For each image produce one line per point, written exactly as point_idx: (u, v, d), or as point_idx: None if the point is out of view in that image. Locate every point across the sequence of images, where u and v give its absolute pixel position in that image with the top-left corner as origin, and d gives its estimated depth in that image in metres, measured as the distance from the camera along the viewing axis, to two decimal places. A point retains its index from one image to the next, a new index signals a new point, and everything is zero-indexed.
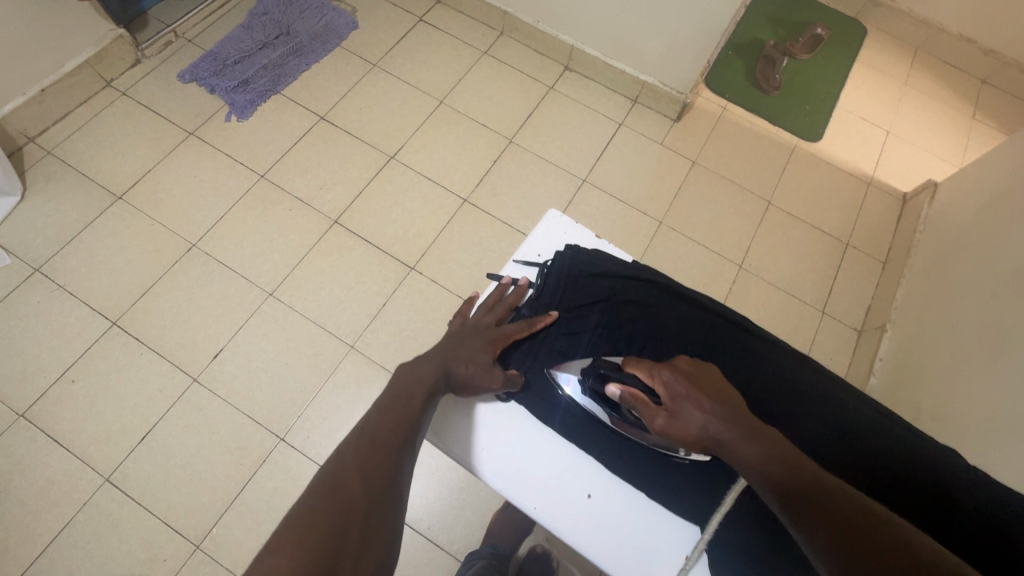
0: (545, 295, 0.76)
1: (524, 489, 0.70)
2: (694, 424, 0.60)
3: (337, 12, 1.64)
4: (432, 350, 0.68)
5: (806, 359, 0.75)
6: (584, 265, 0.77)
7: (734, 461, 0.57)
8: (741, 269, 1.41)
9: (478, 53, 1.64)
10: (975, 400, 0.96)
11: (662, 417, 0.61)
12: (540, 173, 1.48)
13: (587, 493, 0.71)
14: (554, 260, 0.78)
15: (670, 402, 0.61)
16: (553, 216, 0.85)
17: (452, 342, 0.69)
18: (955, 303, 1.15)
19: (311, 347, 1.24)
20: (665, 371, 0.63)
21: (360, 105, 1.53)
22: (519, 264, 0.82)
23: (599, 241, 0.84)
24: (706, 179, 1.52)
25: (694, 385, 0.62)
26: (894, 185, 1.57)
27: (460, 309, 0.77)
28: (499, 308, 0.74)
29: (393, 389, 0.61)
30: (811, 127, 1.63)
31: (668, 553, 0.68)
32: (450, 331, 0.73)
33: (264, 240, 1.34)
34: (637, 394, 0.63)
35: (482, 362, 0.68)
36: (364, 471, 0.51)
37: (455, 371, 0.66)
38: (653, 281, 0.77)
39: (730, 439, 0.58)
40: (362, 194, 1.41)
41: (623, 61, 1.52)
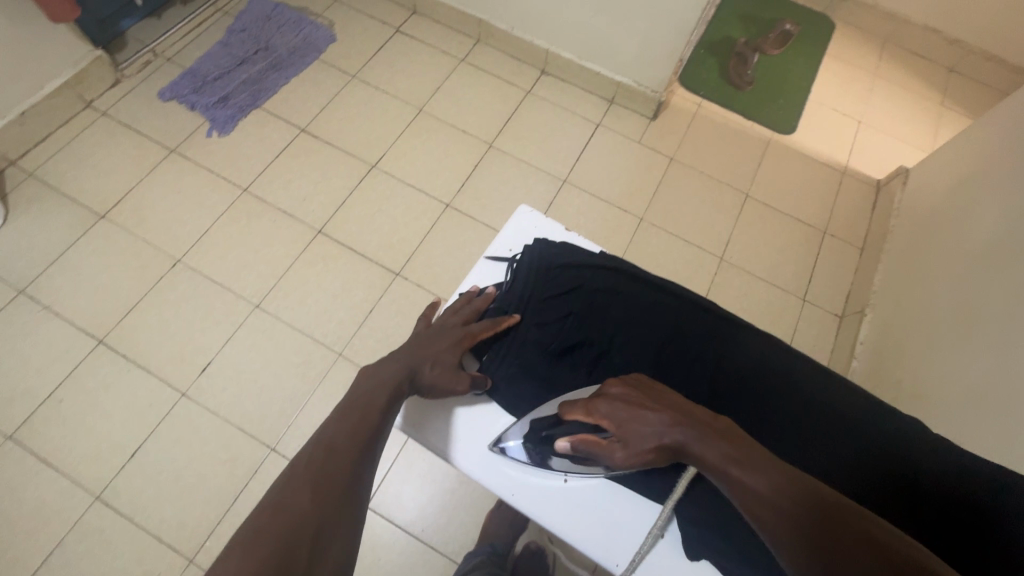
0: (513, 289, 0.78)
1: (499, 475, 0.71)
2: (648, 441, 0.61)
3: (315, 26, 1.67)
4: (397, 356, 0.70)
5: (776, 338, 0.77)
6: (552, 257, 0.79)
7: (697, 463, 0.59)
8: (722, 262, 1.44)
9: (456, 60, 1.67)
10: (952, 377, 0.98)
11: (615, 452, 0.62)
12: (521, 176, 1.50)
13: (564, 476, 0.72)
14: (524, 255, 0.80)
15: (616, 432, 0.63)
16: (523, 211, 0.86)
17: (417, 346, 0.71)
18: (930, 283, 1.18)
19: (300, 357, 1.24)
20: (600, 403, 0.64)
21: (341, 116, 1.55)
22: (490, 260, 0.83)
23: (569, 233, 0.86)
24: (684, 174, 1.55)
25: (631, 405, 0.63)
26: (868, 173, 1.61)
27: (426, 313, 0.79)
28: (465, 312, 0.76)
29: (353, 392, 0.64)
30: (784, 120, 1.67)
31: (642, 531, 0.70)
32: (418, 334, 0.75)
33: (250, 252, 1.35)
34: (585, 439, 0.64)
35: (445, 364, 0.70)
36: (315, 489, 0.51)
37: (421, 373, 0.68)
38: (621, 271, 0.79)
39: (685, 442, 0.60)
40: (345, 203, 1.43)
41: (598, 63, 1.55)
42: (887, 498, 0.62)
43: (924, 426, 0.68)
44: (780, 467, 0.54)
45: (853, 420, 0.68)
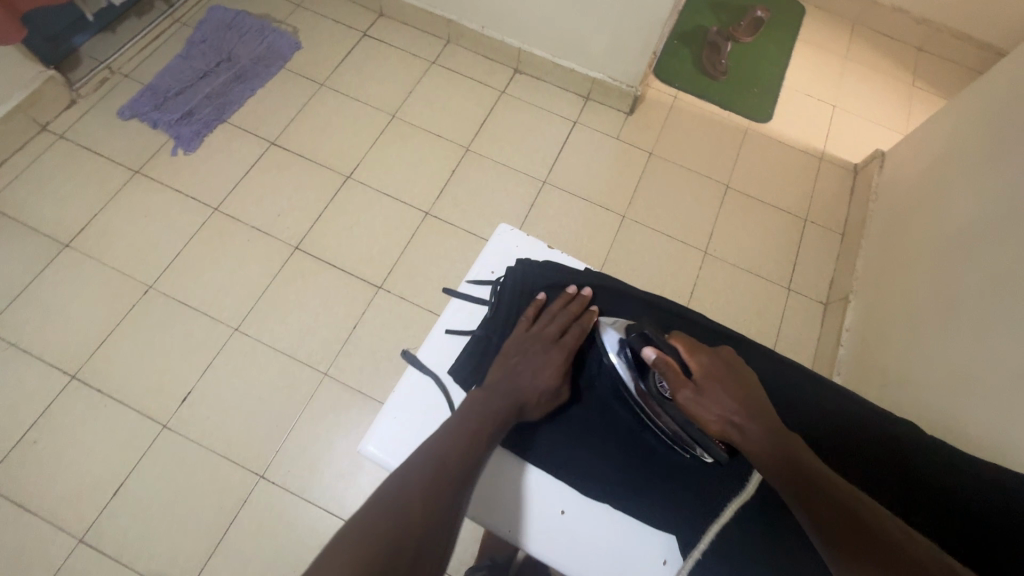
0: (500, 313, 0.74)
1: (494, 515, 0.66)
2: (720, 406, 0.61)
3: (278, 33, 1.61)
4: (501, 383, 0.65)
5: (768, 350, 0.75)
6: (535, 278, 0.76)
7: (751, 446, 0.59)
8: (706, 255, 1.43)
9: (427, 63, 1.63)
10: (936, 362, 0.99)
11: (689, 391, 0.62)
12: (500, 179, 1.48)
13: (560, 509, 0.68)
14: (506, 279, 0.76)
15: (701, 378, 0.62)
16: (503, 230, 0.83)
17: (525, 372, 0.66)
18: (910, 267, 1.19)
19: (284, 379, 1.21)
20: (705, 354, 0.64)
21: (311, 127, 1.51)
22: (471, 284, 0.79)
23: (552, 251, 0.82)
24: (664, 169, 1.53)
25: (730, 373, 0.63)
26: (845, 157, 1.61)
27: (529, 311, 0.73)
28: (574, 329, 0.70)
29: (458, 424, 0.60)
30: (760, 108, 1.66)
31: (648, 562, 0.66)
32: (521, 339, 0.70)
33: (225, 274, 1.30)
34: (671, 363, 0.63)
35: (550, 395, 0.67)
36: (405, 504, 0.52)
37: (530, 408, 0.65)
38: (608, 291, 0.77)
39: (754, 424, 0.59)
40: (321, 217, 1.39)
41: (571, 59, 1.53)
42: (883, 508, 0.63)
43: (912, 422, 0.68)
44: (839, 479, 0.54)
45: (843, 423, 0.69)
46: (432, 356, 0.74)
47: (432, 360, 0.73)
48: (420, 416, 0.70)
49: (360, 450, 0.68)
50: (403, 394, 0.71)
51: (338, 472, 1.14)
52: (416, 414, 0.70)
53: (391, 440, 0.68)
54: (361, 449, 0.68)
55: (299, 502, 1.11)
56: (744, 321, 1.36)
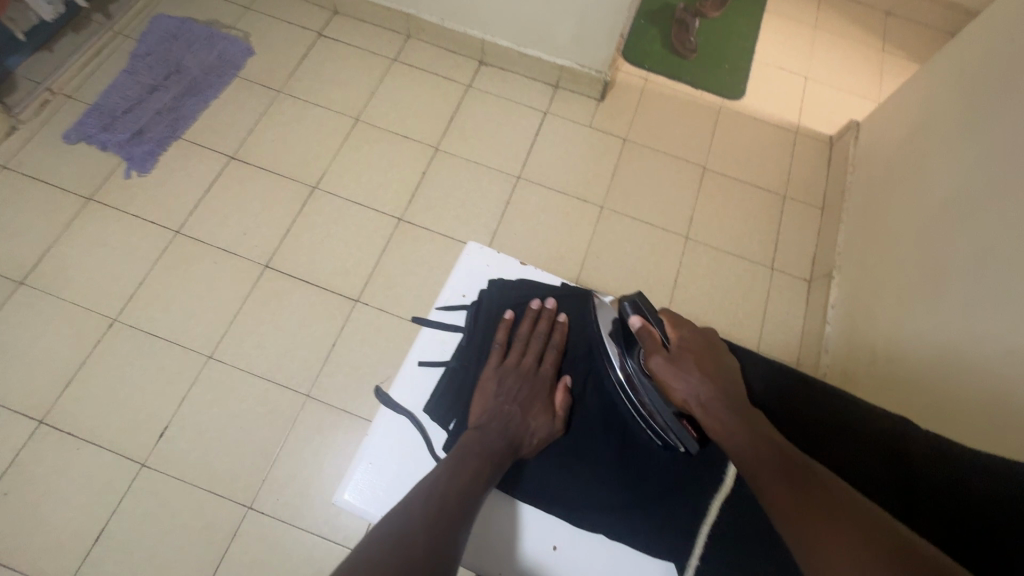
0: (472, 344, 0.75)
1: (489, 558, 0.67)
2: (689, 378, 0.63)
3: (229, 40, 1.53)
4: (493, 421, 0.65)
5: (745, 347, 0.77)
6: (508, 300, 0.78)
7: (716, 423, 0.60)
8: (688, 241, 1.41)
9: (388, 61, 1.56)
10: (925, 338, 0.99)
11: (661, 357, 0.65)
12: (473, 178, 1.43)
13: (553, 544, 0.68)
14: (480, 302, 0.77)
15: (678, 348, 0.66)
16: (472, 249, 0.83)
17: (512, 407, 0.67)
18: (893, 240, 1.18)
19: (265, 404, 1.17)
20: (685, 330, 0.68)
21: (272, 137, 1.44)
22: (442, 310, 0.79)
23: (526, 267, 0.82)
24: (640, 155, 1.50)
25: (708, 349, 0.67)
26: (820, 129, 1.59)
27: (501, 334, 0.74)
28: (550, 354, 0.73)
29: (458, 463, 0.60)
30: (733, 85, 1.63)
31: None
32: (504, 367, 0.71)
33: (193, 300, 1.25)
34: (652, 332, 0.68)
35: (543, 426, 0.68)
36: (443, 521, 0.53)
37: (525, 445, 0.66)
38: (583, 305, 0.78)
39: (715, 398, 0.61)
40: (290, 231, 1.33)
41: (537, 48, 1.48)
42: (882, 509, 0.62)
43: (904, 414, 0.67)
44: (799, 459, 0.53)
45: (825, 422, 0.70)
46: (405, 394, 0.73)
47: (405, 398, 0.73)
48: (395, 461, 0.70)
49: (336, 500, 0.68)
50: (376, 439, 0.70)
51: (329, 497, 1.11)
52: (389, 459, 0.70)
53: (365, 489, 0.68)
54: (337, 501, 0.68)
55: (290, 530, 1.08)
56: (730, 305, 1.34)
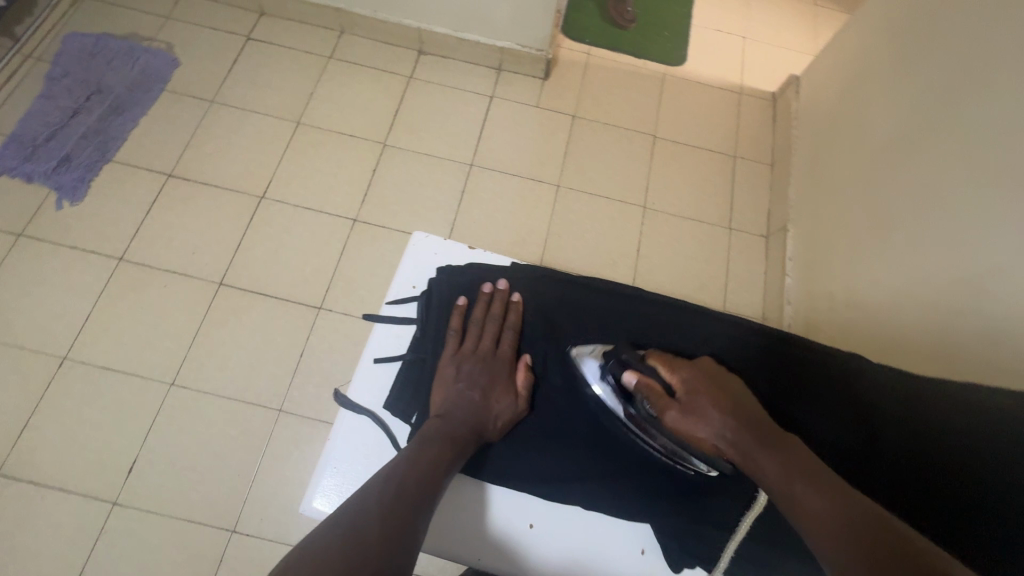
0: (426, 336, 0.78)
1: (462, 538, 0.70)
2: (705, 422, 0.67)
3: (151, 53, 1.46)
4: (456, 408, 0.69)
5: (686, 307, 0.83)
6: (458, 286, 0.80)
7: (752, 467, 0.62)
8: (646, 211, 1.42)
9: (323, 59, 1.51)
10: (876, 279, 1.02)
11: (675, 411, 0.68)
12: (425, 171, 1.41)
13: (529, 523, 0.72)
14: (431, 289, 0.80)
15: (686, 396, 0.69)
16: (416, 241, 0.85)
17: (474, 394, 0.70)
18: (840, 187, 1.21)
19: (237, 425, 1.14)
20: (683, 371, 0.71)
21: (211, 150, 1.38)
22: (389, 307, 0.81)
23: (472, 254, 0.86)
24: (590, 130, 1.50)
25: (709, 383, 0.69)
26: (762, 87, 1.62)
27: (456, 325, 0.77)
28: (505, 338, 0.76)
29: (419, 449, 0.62)
30: (673, 52, 1.64)
31: (624, 554, 0.72)
32: (464, 357, 0.74)
33: (147, 328, 1.20)
34: (653, 385, 0.71)
35: (505, 409, 0.72)
36: (409, 507, 0.56)
37: (489, 429, 0.70)
38: (532, 287, 0.82)
39: (737, 439, 0.64)
40: (241, 246, 1.29)
41: (475, 31, 1.45)
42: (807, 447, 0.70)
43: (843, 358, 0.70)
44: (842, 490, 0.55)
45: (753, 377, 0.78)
46: (364, 397, 0.76)
47: (364, 398, 0.76)
48: (361, 459, 0.73)
49: (303, 510, 0.70)
50: (337, 443, 0.73)
51: None
52: (356, 463, 0.72)
53: (334, 492, 0.70)
54: (304, 509, 0.70)
55: (279, 548, 1.06)
56: (693, 269, 1.37)
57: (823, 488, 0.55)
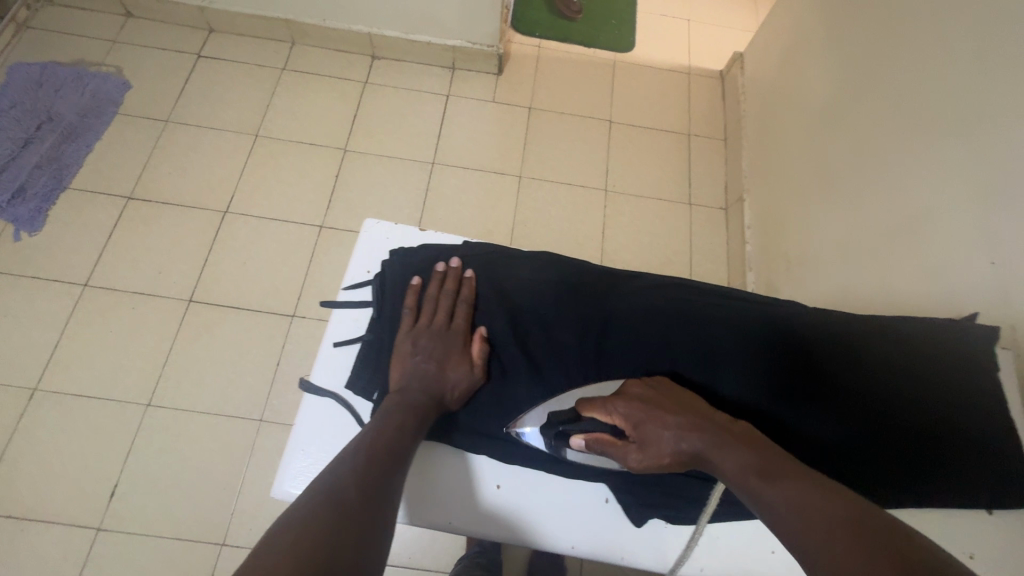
0: (382, 317, 0.64)
1: (418, 498, 0.61)
2: (667, 447, 0.52)
3: (101, 77, 1.45)
4: (413, 384, 0.58)
5: (662, 281, 0.69)
6: (416, 261, 0.67)
7: (719, 476, 0.50)
8: (608, 193, 1.45)
9: (277, 70, 1.52)
10: (828, 235, 1.06)
11: (635, 452, 0.54)
12: (388, 173, 1.42)
13: (493, 485, 0.63)
14: (386, 269, 0.67)
15: (636, 432, 0.54)
16: (370, 225, 0.73)
17: (429, 364, 0.59)
18: (789, 153, 1.25)
19: (218, 438, 1.13)
20: (618, 402, 0.56)
21: (169, 169, 1.38)
22: (348, 290, 0.69)
23: (425, 235, 0.74)
24: (547, 120, 1.53)
25: (651, 402, 0.55)
26: (710, 67, 1.67)
27: (411, 302, 0.63)
28: (460, 310, 0.63)
29: (381, 421, 0.53)
30: (622, 39, 1.68)
31: (590, 514, 0.63)
32: (418, 333, 0.61)
33: (118, 351, 1.19)
34: (601, 437, 0.55)
35: (465, 380, 0.60)
36: (377, 487, 0.47)
37: (446, 399, 0.59)
38: (485, 261, 0.68)
39: (703, 451, 0.51)
40: (208, 261, 1.29)
41: (425, 32, 1.48)
42: (818, 404, 0.59)
43: (808, 308, 0.67)
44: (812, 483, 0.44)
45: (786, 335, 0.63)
46: (329, 386, 0.63)
47: (329, 378, 0.64)
48: (334, 437, 0.61)
49: (274, 494, 0.59)
50: (306, 422, 0.61)
51: None
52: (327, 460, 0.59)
53: (307, 473, 0.59)
54: (274, 492, 0.59)
55: None
56: (657, 245, 1.40)
57: (787, 483, 0.45)
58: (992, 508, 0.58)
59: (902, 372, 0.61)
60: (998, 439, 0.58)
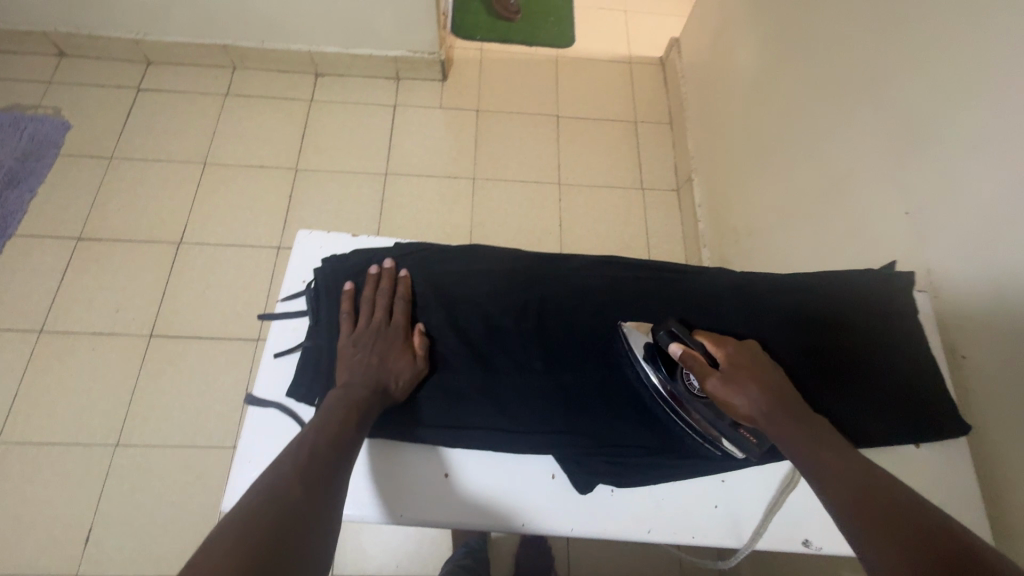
0: (319, 324, 0.64)
1: (363, 493, 0.59)
2: (747, 395, 0.53)
3: (39, 119, 1.42)
4: (357, 377, 0.57)
5: (595, 263, 0.71)
6: (347, 268, 0.66)
7: (780, 442, 0.50)
8: (562, 186, 1.48)
9: (220, 97, 1.51)
10: (768, 204, 1.09)
11: (715, 379, 0.54)
12: (342, 187, 1.43)
13: (443, 472, 0.61)
14: (317, 278, 0.66)
15: (730, 367, 0.55)
16: (303, 236, 0.72)
17: (372, 359, 0.58)
18: (728, 129, 1.28)
19: (191, 470, 1.12)
20: (730, 345, 0.57)
21: (118, 205, 1.36)
22: (286, 299, 0.67)
23: (359, 239, 0.72)
24: (496, 120, 1.55)
25: (756, 361, 0.56)
26: (650, 54, 1.71)
27: (347, 305, 0.63)
28: (398, 308, 0.63)
29: (328, 414, 0.52)
30: (562, 34, 1.71)
31: (542, 492, 0.61)
32: (355, 333, 0.60)
33: (81, 393, 1.17)
34: (696, 356, 0.56)
35: (407, 371, 0.59)
36: (329, 476, 0.47)
37: (392, 391, 0.58)
38: (421, 259, 0.68)
39: (780, 415, 0.51)
40: (166, 294, 1.27)
41: (365, 45, 1.49)
42: None
43: (737, 274, 0.69)
44: (868, 470, 0.46)
45: (713, 302, 0.65)
46: (273, 397, 0.62)
47: (271, 390, 0.62)
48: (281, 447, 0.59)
49: (224, 509, 0.57)
50: (253, 435, 0.59)
51: None
52: None
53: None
54: (225, 508, 0.57)
55: None
56: (614, 232, 1.43)
57: (850, 463, 0.46)
58: (919, 441, 0.60)
59: (826, 327, 0.63)
60: (919, 376, 0.61)
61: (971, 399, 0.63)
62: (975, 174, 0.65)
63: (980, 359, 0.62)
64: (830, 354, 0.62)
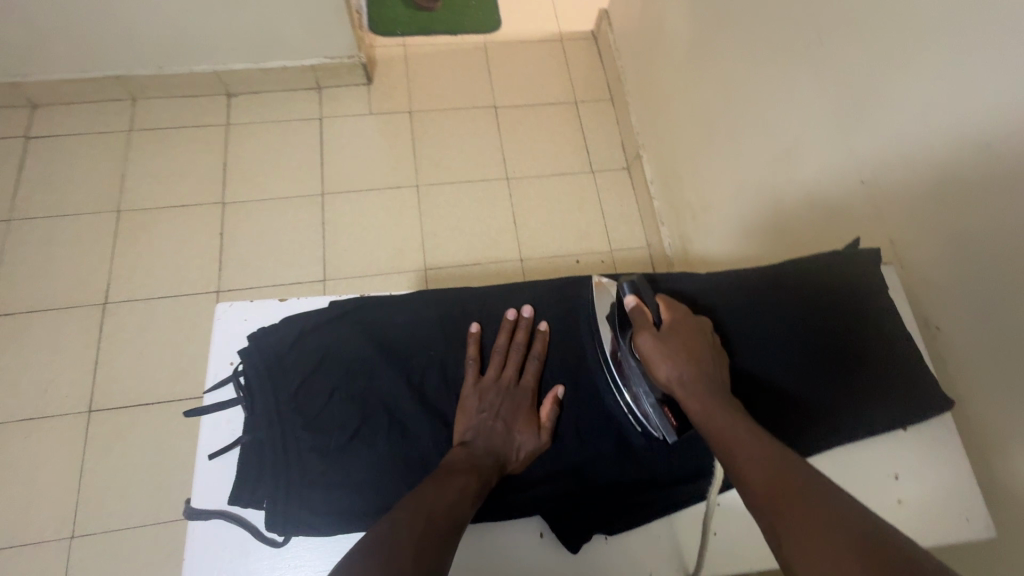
0: (256, 411, 0.57)
1: None
2: (671, 363, 0.52)
3: None
4: (481, 440, 0.54)
5: (548, 289, 0.66)
6: (276, 342, 0.60)
7: (696, 413, 0.49)
8: (511, 181, 1.42)
9: (124, 133, 1.37)
10: (720, 177, 1.07)
11: (648, 335, 0.53)
12: (277, 215, 1.32)
13: None
14: (246, 359, 0.59)
15: (667, 329, 0.54)
16: (224, 309, 0.65)
17: (496, 423, 0.54)
18: (669, 100, 1.24)
19: (160, 547, 1.04)
20: (676, 313, 0.56)
21: (27, 272, 1.22)
22: (212, 389, 0.60)
23: (287, 303, 0.66)
24: (431, 120, 1.47)
25: (701, 334, 0.55)
26: (581, 28, 1.65)
27: (473, 355, 0.59)
28: (529, 365, 0.59)
29: (450, 475, 0.49)
30: (488, 18, 1.62)
31: (532, 556, 0.57)
32: (485, 387, 0.57)
33: (21, 487, 1.06)
34: (643, 311, 0.55)
35: (528, 438, 0.55)
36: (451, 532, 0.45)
37: (511, 463, 0.54)
38: (360, 318, 0.62)
39: (700, 390, 0.50)
40: (100, 362, 1.16)
41: (277, 56, 1.37)
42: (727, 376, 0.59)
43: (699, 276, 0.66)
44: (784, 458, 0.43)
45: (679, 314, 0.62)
46: (215, 504, 0.56)
47: (212, 496, 0.56)
48: (233, 558, 0.54)
49: None
50: (197, 553, 0.54)
51: None
52: None
53: None
54: None
55: None
56: (571, 221, 1.39)
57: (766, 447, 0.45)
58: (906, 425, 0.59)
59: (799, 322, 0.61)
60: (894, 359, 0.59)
61: (948, 366, 0.62)
62: (923, 135, 0.63)
63: (952, 326, 0.62)
64: (806, 351, 0.59)
